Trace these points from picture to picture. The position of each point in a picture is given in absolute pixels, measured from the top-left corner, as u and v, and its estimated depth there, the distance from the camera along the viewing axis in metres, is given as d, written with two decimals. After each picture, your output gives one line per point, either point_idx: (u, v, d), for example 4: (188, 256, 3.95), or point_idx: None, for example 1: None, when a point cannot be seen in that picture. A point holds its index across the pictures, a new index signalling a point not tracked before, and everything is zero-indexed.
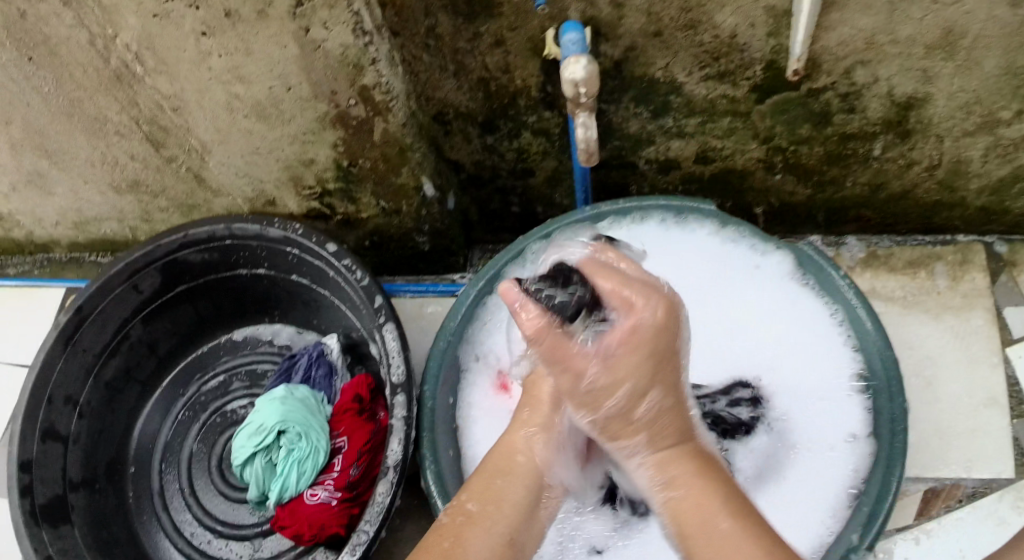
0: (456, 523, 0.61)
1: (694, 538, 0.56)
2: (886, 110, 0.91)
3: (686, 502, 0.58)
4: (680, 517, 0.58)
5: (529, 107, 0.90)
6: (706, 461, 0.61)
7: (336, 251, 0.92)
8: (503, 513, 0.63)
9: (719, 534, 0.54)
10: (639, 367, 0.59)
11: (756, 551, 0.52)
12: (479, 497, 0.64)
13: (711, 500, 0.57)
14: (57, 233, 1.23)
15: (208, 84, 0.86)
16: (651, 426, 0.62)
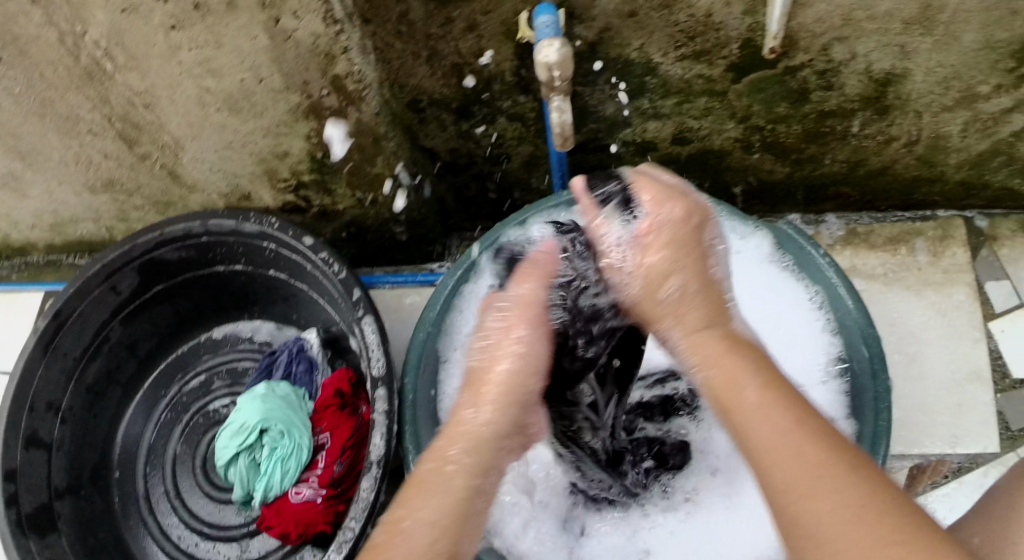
0: (408, 497, 0.52)
1: (736, 414, 0.48)
2: (864, 86, 0.91)
3: (719, 373, 0.51)
4: (720, 390, 0.50)
5: (504, 92, 0.89)
6: (740, 340, 0.54)
7: (313, 244, 0.91)
8: (437, 521, 0.51)
9: (768, 413, 0.47)
10: (661, 254, 0.56)
11: (813, 446, 0.44)
12: (409, 503, 0.52)
13: (757, 379, 0.49)
14: (34, 236, 1.22)
15: (179, 78, 0.84)
16: (683, 311, 0.55)
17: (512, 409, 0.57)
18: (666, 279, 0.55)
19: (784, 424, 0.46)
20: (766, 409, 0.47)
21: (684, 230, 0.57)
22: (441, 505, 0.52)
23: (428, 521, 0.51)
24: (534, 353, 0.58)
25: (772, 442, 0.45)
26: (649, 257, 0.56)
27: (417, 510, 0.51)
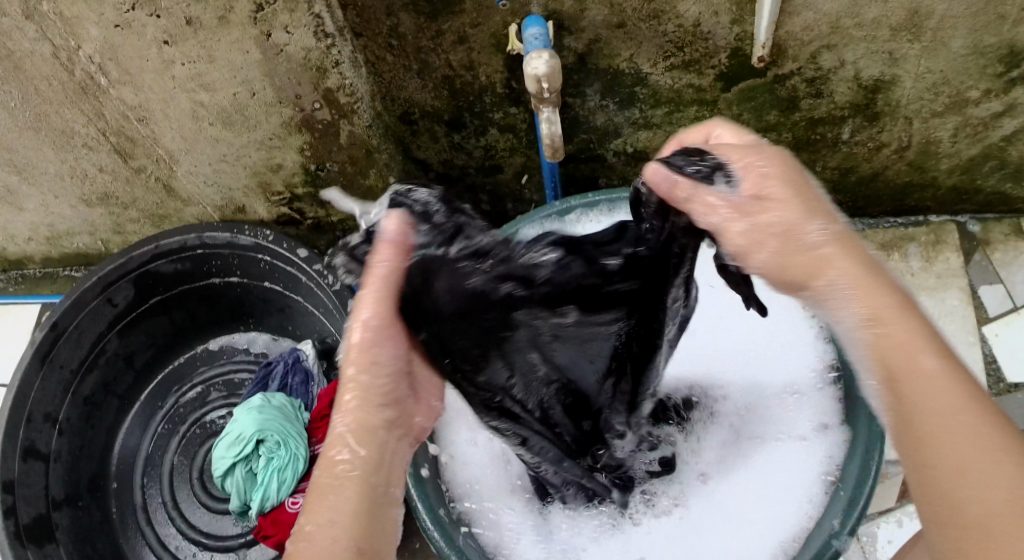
0: (317, 500, 0.49)
1: (903, 383, 0.44)
2: (853, 94, 0.91)
3: (891, 338, 0.45)
4: (884, 357, 0.46)
5: (495, 104, 0.89)
6: (904, 295, 0.48)
7: (308, 256, 0.92)
8: (346, 525, 0.48)
9: (933, 376, 0.43)
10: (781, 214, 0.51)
11: (981, 424, 0.41)
12: (312, 512, 0.49)
13: (921, 339, 0.45)
14: (30, 249, 1.22)
15: (172, 93, 0.85)
16: (845, 264, 0.48)
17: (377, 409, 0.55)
18: (790, 231, 0.50)
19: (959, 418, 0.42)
20: (933, 380, 0.43)
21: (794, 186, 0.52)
22: (356, 494, 0.50)
23: (327, 521, 0.48)
24: (381, 359, 0.55)
25: (946, 406, 0.42)
26: (768, 223, 0.51)
27: (321, 511, 0.49)
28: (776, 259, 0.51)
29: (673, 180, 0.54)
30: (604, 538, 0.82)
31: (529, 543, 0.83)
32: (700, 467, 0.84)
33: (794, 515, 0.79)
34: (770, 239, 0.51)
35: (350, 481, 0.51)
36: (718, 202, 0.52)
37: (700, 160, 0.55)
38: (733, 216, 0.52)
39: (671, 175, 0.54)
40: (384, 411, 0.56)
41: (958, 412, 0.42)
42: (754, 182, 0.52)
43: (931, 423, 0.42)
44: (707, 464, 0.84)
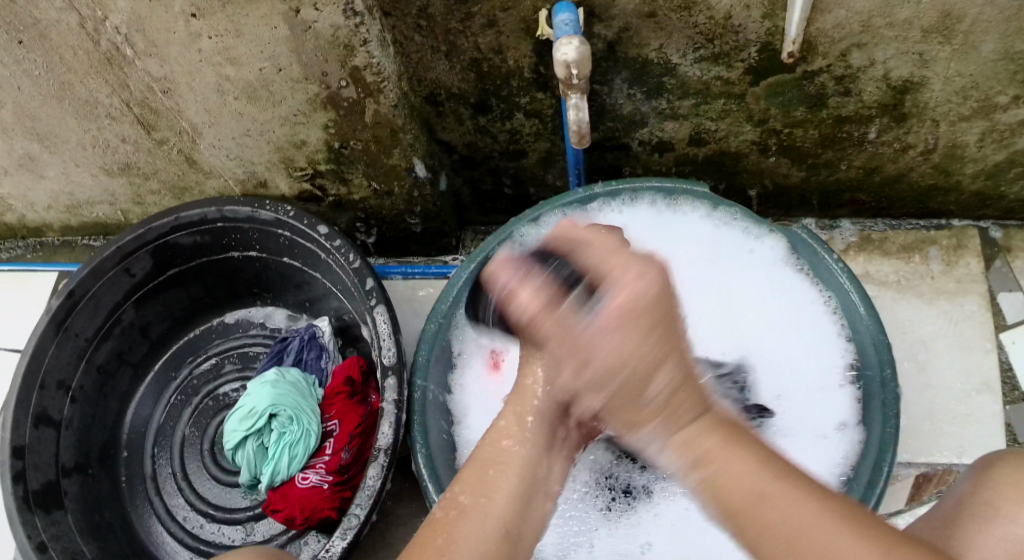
0: (477, 477, 0.57)
1: (715, 473, 0.46)
2: (881, 93, 0.90)
3: (722, 473, 0.45)
4: (715, 495, 0.45)
5: (521, 88, 0.89)
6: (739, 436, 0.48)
7: (328, 233, 0.92)
8: (498, 504, 0.55)
9: (757, 492, 0.44)
10: (645, 340, 0.47)
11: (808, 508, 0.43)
12: (474, 488, 0.56)
13: (746, 466, 0.45)
14: (49, 217, 1.23)
15: (198, 66, 0.85)
16: (665, 413, 0.49)
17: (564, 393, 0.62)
18: (676, 391, 0.48)
19: (820, 520, 0.42)
20: (785, 513, 0.43)
21: (661, 311, 0.48)
22: (513, 476, 0.57)
23: (487, 522, 0.54)
24: None
25: (805, 526, 0.42)
26: (634, 342, 0.47)
27: (485, 482, 0.57)
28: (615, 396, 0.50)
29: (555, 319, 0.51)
30: (618, 522, 0.85)
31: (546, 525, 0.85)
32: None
33: None
34: (608, 368, 0.49)
35: (505, 462, 0.58)
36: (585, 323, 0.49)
37: (557, 269, 0.52)
38: (585, 331, 0.49)
39: (545, 297, 0.51)
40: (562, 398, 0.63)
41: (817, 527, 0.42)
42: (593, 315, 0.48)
43: (785, 547, 0.42)
44: None
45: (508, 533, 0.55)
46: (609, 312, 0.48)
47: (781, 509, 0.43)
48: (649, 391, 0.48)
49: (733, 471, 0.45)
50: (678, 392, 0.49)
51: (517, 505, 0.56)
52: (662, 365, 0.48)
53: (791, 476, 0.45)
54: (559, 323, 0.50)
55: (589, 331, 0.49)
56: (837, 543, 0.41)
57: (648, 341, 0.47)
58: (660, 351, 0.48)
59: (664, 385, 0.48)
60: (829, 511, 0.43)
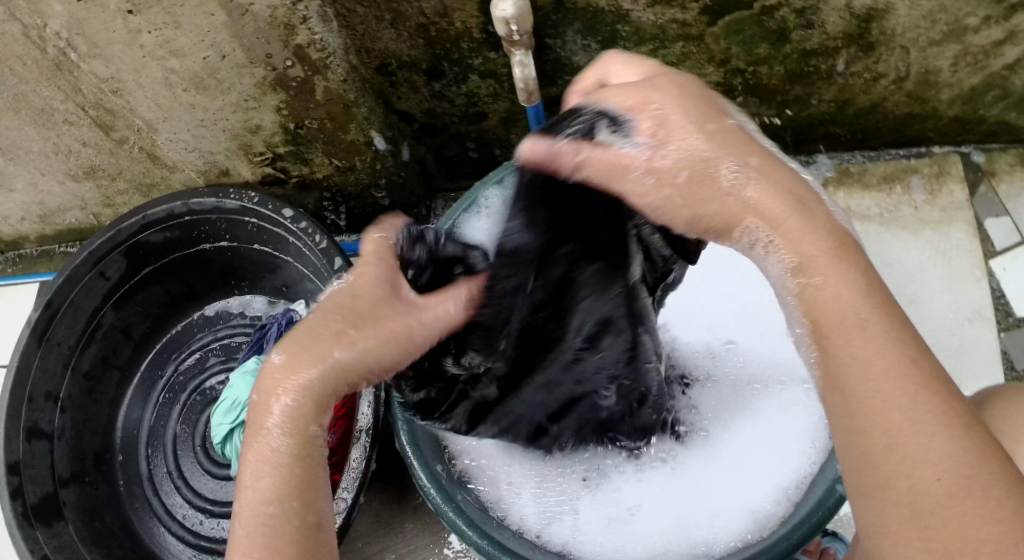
0: (257, 470, 0.52)
1: (833, 320, 0.46)
2: (846, 23, 0.87)
3: (827, 292, 0.47)
4: (823, 305, 0.47)
5: (472, 49, 0.86)
6: (852, 251, 0.48)
7: (293, 215, 0.91)
8: (277, 501, 0.51)
9: (869, 344, 0.45)
10: (710, 144, 0.48)
11: (902, 365, 0.44)
12: (277, 498, 0.51)
13: (857, 296, 0.46)
14: (24, 228, 1.22)
15: (143, 61, 0.83)
16: (763, 212, 0.48)
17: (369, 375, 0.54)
18: (755, 178, 0.48)
19: (895, 373, 0.44)
20: (876, 351, 0.45)
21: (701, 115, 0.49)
22: (296, 467, 0.52)
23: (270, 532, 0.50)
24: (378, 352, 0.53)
25: (876, 385, 0.44)
26: (698, 146, 0.47)
27: (255, 492, 0.52)
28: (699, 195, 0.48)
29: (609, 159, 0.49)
30: (598, 487, 0.85)
31: (528, 494, 0.85)
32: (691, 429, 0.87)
33: (789, 464, 0.82)
34: (666, 181, 0.48)
35: (280, 462, 0.52)
36: (660, 147, 0.48)
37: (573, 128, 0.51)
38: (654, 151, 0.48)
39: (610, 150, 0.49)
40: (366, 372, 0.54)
41: (904, 374, 0.44)
42: (656, 139, 0.48)
43: (856, 386, 0.45)
44: (705, 419, 0.87)
45: (306, 523, 0.51)
46: (663, 130, 0.48)
47: (875, 350, 0.45)
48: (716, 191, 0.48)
49: (831, 285, 0.47)
50: (765, 194, 0.48)
51: (310, 494, 0.52)
52: (727, 159, 0.48)
53: (894, 319, 0.46)
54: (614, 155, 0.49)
55: (662, 153, 0.48)
56: (910, 396, 0.43)
57: (703, 141, 0.48)
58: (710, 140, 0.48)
59: (733, 174, 0.47)
60: (918, 363, 0.44)
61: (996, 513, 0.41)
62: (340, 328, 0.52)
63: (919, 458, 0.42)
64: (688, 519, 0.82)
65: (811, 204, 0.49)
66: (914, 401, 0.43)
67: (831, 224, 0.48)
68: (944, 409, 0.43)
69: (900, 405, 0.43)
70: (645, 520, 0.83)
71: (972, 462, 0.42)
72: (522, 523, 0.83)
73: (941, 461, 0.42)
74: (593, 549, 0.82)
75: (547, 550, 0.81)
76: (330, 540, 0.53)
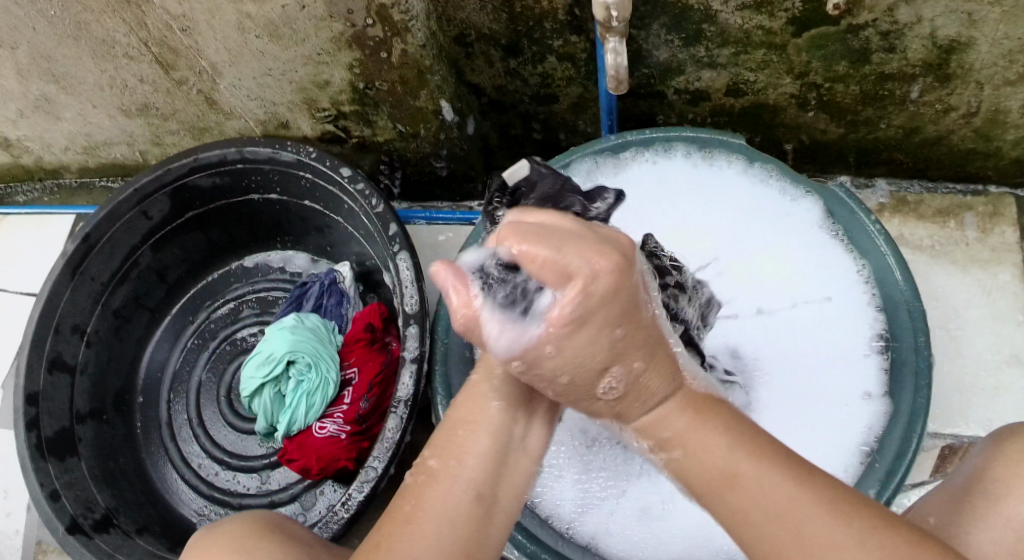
0: (447, 437, 0.50)
1: (708, 476, 0.45)
2: (927, 52, 0.86)
3: (685, 436, 0.47)
4: (682, 456, 0.46)
5: (554, 31, 0.84)
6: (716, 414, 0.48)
7: (351, 175, 0.89)
8: (462, 467, 0.49)
9: (755, 475, 0.43)
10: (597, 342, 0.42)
11: (788, 489, 0.42)
12: (442, 450, 0.49)
13: (711, 435, 0.46)
14: (67, 158, 1.21)
15: (219, 3, 0.81)
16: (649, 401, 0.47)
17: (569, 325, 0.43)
18: (635, 384, 0.46)
19: (786, 491, 0.42)
20: (754, 474, 0.43)
21: (613, 315, 0.41)
22: (482, 435, 0.50)
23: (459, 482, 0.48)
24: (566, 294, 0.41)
25: (778, 509, 0.42)
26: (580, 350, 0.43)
27: (454, 452, 0.49)
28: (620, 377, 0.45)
29: (512, 341, 0.43)
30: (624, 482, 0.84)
31: (565, 481, 0.84)
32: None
33: None
34: (591, 355, 0.43)
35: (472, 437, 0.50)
36: (538, 345, 0.42)
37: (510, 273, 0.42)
38: (552, 349, 0.42)
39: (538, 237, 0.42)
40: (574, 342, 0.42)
41: (791, 496, 0.42)
42: (557, 341, 0.42)
43: (748, 520, 0.42)
44: None
45: (480, 502, 0.48)
46: (570, 337, 0.42)
47: (752, 491, 0.42)
48: (585, 378, 0.45)
49: (694, 445, 0.46)
50: (637, 378, 0.46)
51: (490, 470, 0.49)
52: (610, 369, 0.45)
53: (759, 440, 0.45)
54: (520, 341, 0.42)
55: (550, 354, 0.42)
56: (794, 503, 0.41)
57: (597, 350, 0.43)
58: (613, 351, 0.43)
59: (610, 384, 0.46)
60: (803, 481, 0.43)
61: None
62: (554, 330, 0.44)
63: None
64: (713, 523, 0.80)
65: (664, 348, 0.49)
66: (798, 505, 0.41)
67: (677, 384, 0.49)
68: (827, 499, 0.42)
69: (794, 523, 0.41)
70: (678, 516, 0.81)
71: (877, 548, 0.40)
72: (554, 511, 0.82)
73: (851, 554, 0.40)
74: (619, 546, 0.80)
75: (573, 540, 0.80)
76: (489, 535, 0.48)
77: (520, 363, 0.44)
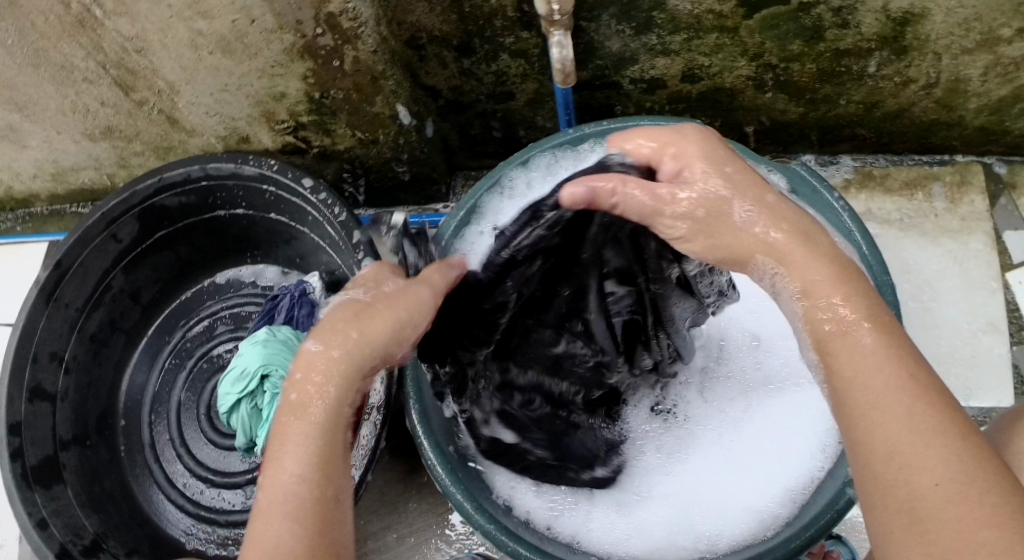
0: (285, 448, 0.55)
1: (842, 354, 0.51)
2: (881, 25, 0.86)
3: (817, 279, 0.54)
4: (818, 333, 0.53)
5: (505, 28, 0.84)
6: (848, 269, 0.55)
7: (313, 186, 0.90)
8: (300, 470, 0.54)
9: (870, 351, 0.50)
10: (728, 172, 0.57)
11: (898, 373, 0.48)
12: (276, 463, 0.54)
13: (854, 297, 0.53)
14: (36, 186, 1.21)
15: (169, 22, 0.81)
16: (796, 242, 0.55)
17: (729, 169, 0.57)
18: (768, 216, 0.56)
19: (892, 378, 0.48)
20: (876, 357, 0.50)
21: (721, 158, 0.58)
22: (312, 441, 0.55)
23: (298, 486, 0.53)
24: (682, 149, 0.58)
25: (877, 386, 0.48)
26: (716, 177, 0.57)
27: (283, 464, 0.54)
28: (763, 208, 0.56)
29: (654, 193, 0.55)
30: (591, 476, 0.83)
31: (532, 486, 0.81)
32: (688, 426, 0.85)
33: (804, 462, 0.79)
34: (732, 174, 0.57)
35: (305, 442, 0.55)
36: (689, 181, 0.57)
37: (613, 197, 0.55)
38: (702, 173, 0.57)
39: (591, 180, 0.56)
40: (721, 179, 0.56)
41: (901, 381, 0.48)
42: (698, 169, 0.57)
43: (859, 395, 0.49)
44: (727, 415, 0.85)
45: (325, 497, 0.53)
46: (709, 165, 0.57)
47: (866, 363, 0.50)
48: (710, 201, 0.56)
49: (797, 267, 0.55)
50: (767, 213, 0.56)
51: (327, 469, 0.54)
52: (740, 200, 0.56)
53: (890, 333, 0.51)
54: (678, 174, 0.58)
55: (699, 177, 0.56)
56: (906, 405, 0.47)
57: (732, 178, 0.57)
58: (735, 185, 0.56)
59: (746, 212, 0.56)
60: (915, 376, 0.48)
61: (987, 513, 0.42)
62: (697, 198, 0.56)
63: (915, 467, 0.45)
64: (693, 510, 0.80)
65: (810, 235, 0.56)
66: (911, 408, 0.47)
67: (832, 254, 0.55)
68: (938, 414, 0.47)
69: (890, 408, 0.47)
70: (652, 506, 0.81)
71: (969, 468, 0.44)
72: (531, 514, 0.80)
73: (935, 464, 0.45)
74: (600, 541, 0.79)
75: (557, 540, 0.78)
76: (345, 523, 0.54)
77: (669, 209, 0.55)
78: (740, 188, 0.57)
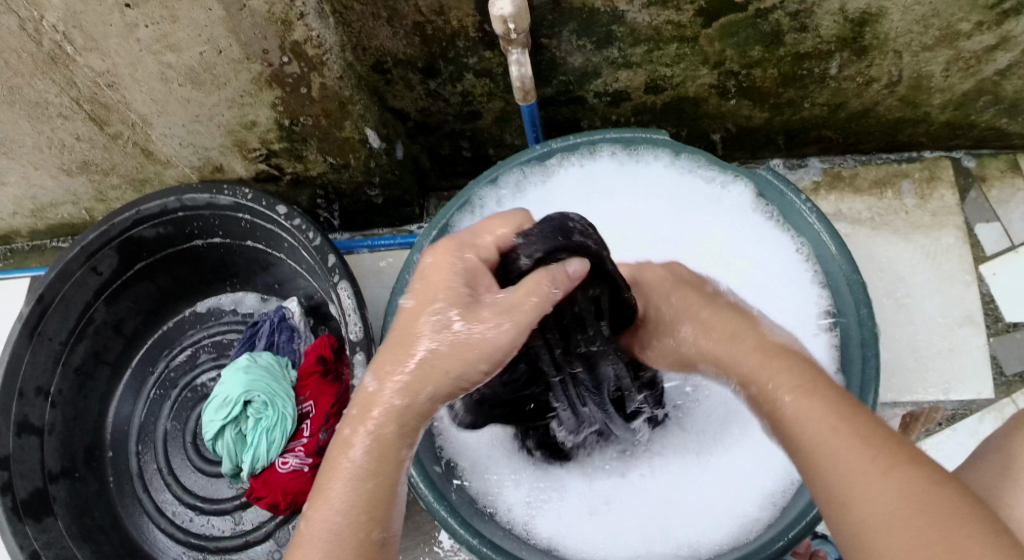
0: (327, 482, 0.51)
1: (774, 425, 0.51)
2: (839, 27, 0.87)
3: (754, 362, 0.55)
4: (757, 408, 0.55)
5: (468, 49, 0.85)
6: (782, 348, 0.56)
7: (287, 213, 0.91)
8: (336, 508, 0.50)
9: (794, 414, 0.49)
10: (676, 303, 0.64)
11: (822, 424, 0.47)
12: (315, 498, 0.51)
13: (785, 374, 0.52)
14: (16, 223, 1.22)
15: (139, 56, 0.82)
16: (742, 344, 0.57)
17: (677, 299, 0.64)
18: (705, 332, 0.60)
19: (817, 427, 0.47)
20: (801, 414, 0.49)
21: (672, 292, 0.65)
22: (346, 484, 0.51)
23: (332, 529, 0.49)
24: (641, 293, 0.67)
25: (806, 441, 0.47)
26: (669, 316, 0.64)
27: (327, 500, 0.50)
28: (701, 326, 0.61)
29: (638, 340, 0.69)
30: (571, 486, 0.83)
31: (512, 491, 0.83)
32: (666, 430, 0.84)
33: (781, 466, 0.79)
34: (683, 303, 0.64)
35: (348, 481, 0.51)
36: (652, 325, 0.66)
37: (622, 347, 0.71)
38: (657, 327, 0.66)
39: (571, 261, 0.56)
40: (673, 307, 0.64)
41: (823, 430, 0.46)
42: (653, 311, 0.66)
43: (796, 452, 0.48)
44: (706, 424, 0.84)
45: (369, 540, 0.50)
46: (662, 306, 0.65)
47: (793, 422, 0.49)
48: (665, 329, 0.64)
49: (734, 361, 0.57)
50: (706, 328, 0.61)
51: (378, 510, 0.51)
52: (686, 323, 0.62)
53: (813, 391, 0.50)
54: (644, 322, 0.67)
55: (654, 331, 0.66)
56: (833, 447, 0.45)
57: (681, 309, 0.63)
58: (681, 314, 0.63)
59: (692, 333, 0.62)
60: (839, 423, 0.46)
61: (922, 538, 0.39)
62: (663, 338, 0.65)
63: (849, 502, 0.42)
64: (670, 517, 0.80)
65: (750, 329, 0.59)
66: (835, 451, 0.45)
67: (766, 343, 0.57)
68: (866, 448, 0.44)
69: (819, 455, 0.45)
70: (628, 513, 0.81)
71: (900, 495, 0.41)
72: (509, 516, 0.82)
73: (867, 497, 0.42)
74: (576, 547, 0.80)
75: (534, 545, 0.79)
76: None
77: (647, 351, 0.69)
78: (691, 311, 0.63)
